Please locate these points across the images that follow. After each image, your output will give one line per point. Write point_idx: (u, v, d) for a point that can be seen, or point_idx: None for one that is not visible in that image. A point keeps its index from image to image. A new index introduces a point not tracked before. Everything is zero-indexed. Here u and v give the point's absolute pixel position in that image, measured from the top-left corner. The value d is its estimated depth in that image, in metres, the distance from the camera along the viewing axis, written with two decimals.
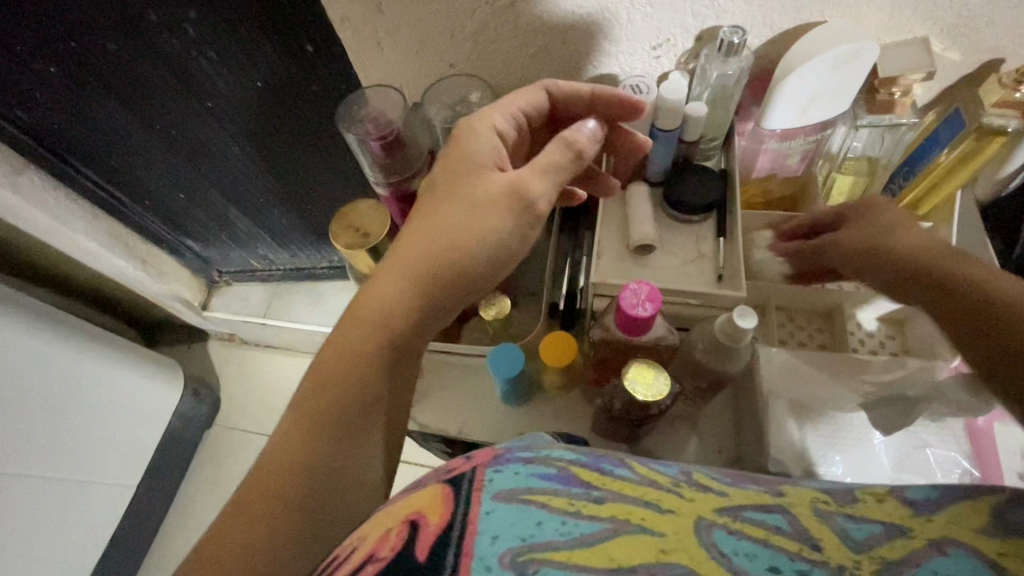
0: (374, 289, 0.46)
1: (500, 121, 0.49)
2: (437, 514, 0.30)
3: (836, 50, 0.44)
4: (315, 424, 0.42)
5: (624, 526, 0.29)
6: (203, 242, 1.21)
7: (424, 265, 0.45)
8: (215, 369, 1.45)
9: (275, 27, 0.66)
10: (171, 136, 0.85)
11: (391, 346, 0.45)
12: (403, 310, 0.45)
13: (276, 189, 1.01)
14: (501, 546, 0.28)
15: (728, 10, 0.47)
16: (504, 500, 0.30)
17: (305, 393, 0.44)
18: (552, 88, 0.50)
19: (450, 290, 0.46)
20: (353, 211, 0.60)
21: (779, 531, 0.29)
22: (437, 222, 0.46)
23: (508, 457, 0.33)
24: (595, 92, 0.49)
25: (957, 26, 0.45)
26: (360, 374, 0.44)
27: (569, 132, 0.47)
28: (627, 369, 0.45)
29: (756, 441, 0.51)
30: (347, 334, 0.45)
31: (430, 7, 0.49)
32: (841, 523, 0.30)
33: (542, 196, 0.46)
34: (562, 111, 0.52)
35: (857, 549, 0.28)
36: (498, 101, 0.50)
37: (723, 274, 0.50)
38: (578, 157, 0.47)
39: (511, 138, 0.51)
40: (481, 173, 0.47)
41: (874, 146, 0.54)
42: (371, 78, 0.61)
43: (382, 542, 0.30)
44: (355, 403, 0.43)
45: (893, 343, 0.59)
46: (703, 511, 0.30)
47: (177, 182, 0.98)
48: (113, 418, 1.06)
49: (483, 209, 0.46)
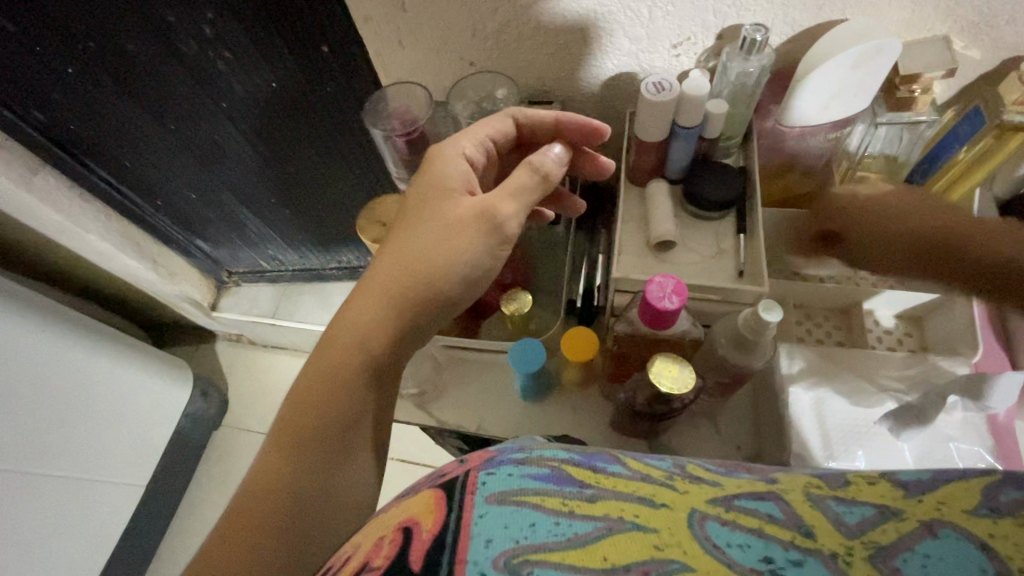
0: (353, 308, 0.46)
1: (469, 147, 0.50)
2: (430, 520, 0.30)
3: (862, 48, 0.44)
4: (297, 444, 0.43)
5: (618, 524, 0.28)
6: (213, 242, 1.22)
7: (403, 282, 0.46)
8: (224, 369, 1.45)
9: (292, 30, 0.66)
10: (184, 137, 0.86)
11: (370, 365, 0.46)
12: (379, 327, 0.46)
13: (284, 190, 1.01)
14: (497, 549, 0.27)
15: (750, 8, 0.47)
16: (497, 502, 0.29)
17: (288, 413, 0.45)
18: (517, 116, 0.52)
19: (429, 307, 0.46)
20: (378, 206, 0.61)
21: (772, 520, 0.28)
22: (412, 241, 0.47)
23: (500, 459, 0.33)
24: (561, 117, 0.51)
25: (978, 23, 0.46)
26: (345, 389, 0.45)
27: (536, 156, 0.48)
28: (653, 362, 0.45)
29: (777, 436, 0.51)
30: (328, 353, 0.46)
31: (452, 5, 0.50)
32: (833, 507, 0.29)
33: (512, 217, 0.47)
34: (528, 138, 0.54)
35: (850, 535, 0.27)
36: (464, 130, 0.51)
37: (744, 270, 0.50)
38: (545, 180, 0.48)
39: (480, 163, 0.51)
40: (452, 197, 0.47)
41: (893, 143, 0.55)
42: (392, 77, 0.61)
43: (375, 550, 0.30)
44: (338, 420, 0.44)
45: (911, 340, 0.59)
46: (697, 503, 0.30)
47: (189, 183, 0.99)
48: (123, 418, 1.06)
49: (459, 228, 0.46)
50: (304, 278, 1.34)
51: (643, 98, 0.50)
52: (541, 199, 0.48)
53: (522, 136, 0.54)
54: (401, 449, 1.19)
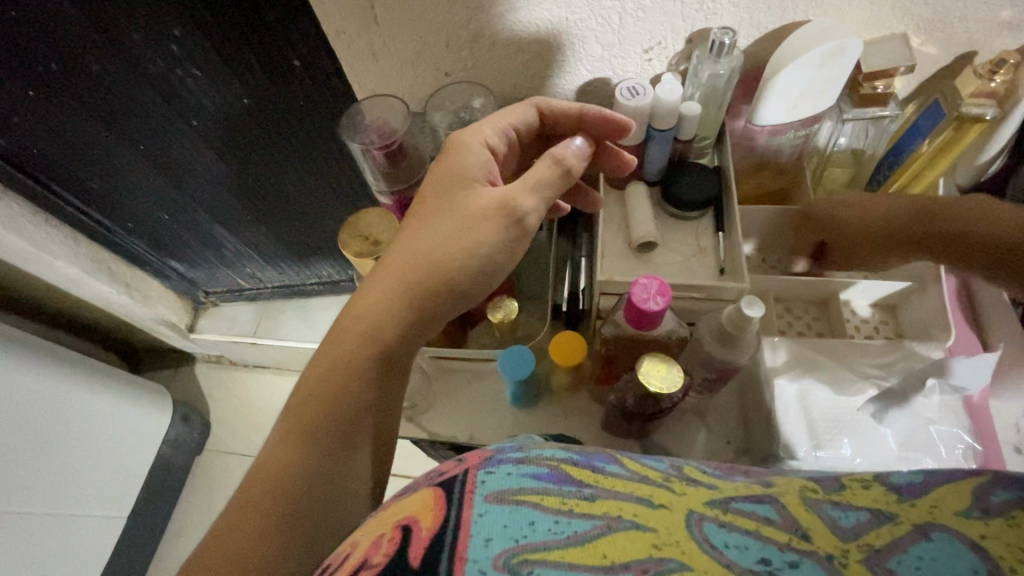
0: (369, 297, 0.46)
1: (491, 136, 0.50)
2: (429, 518, 0.29)
3: (825, 46, 0.46)
4: (307, 435, 0.43)
5: (616, 523, 0.28)
6: (189, 263, 1.19)
7: (415, 273, 0.46)
8: (204, 392, 1.42)
9: (262, 45, 0.65)
10: (156, 157, 0.85)
11: (383, 356, 0.45)
12: (390, 321, 0.45)
13: (259, 206, 1.00)
14: (496, 548, 0.27)
15: (716, 12, 0.48)
16: (496, 501, 0.29)
17: (298, 406, 0.44)
18: (541, 106, 0.52)
19: (442, 300, 0.46)
20: (358, 221, 0.59)
21: (768, 522, 0.29)
22: (427, 233, 0.47)
23: (499, 458, 0.33)
24: (585, 109, 0.50)
25: (933, 22, 0.48)
26: (356, 384, 0.44)
27: (558, 148, 0.48)
28: (642, 363, 0.45)
29: (764, 429, 0.52)
30: (340, 344, 0.45)
31: (424, 16, 0.50)
32: (828, 510, 0.29)
33: (534, 210, 0.47)
34: (549, 128, 0.54)
35: (845, 537, 0.27)
36: (489, 117, 0.51)
37: (725, 268, 0.51)
38: (567, 174, 0.48)
39: (501, 153, 0.52)
40: (474, 188, 0.48)
41: (859, 139, 0.57)
42: (367, 90, 0.61)
43: (374, 548, 0.29)
44: (346, 415, 0.44)
45: (888, 328, 0.61)
46: (694, 505, 0.30)
47: (162, 204, 0.97)
48: (100, 447, 1.02)
49: (475, 220, 0.46)
50: (283, 295, 1.32)
51: (619, 104, 0.51)
52: (562, 192, 0.48)
53: (545, 126, 0.54)
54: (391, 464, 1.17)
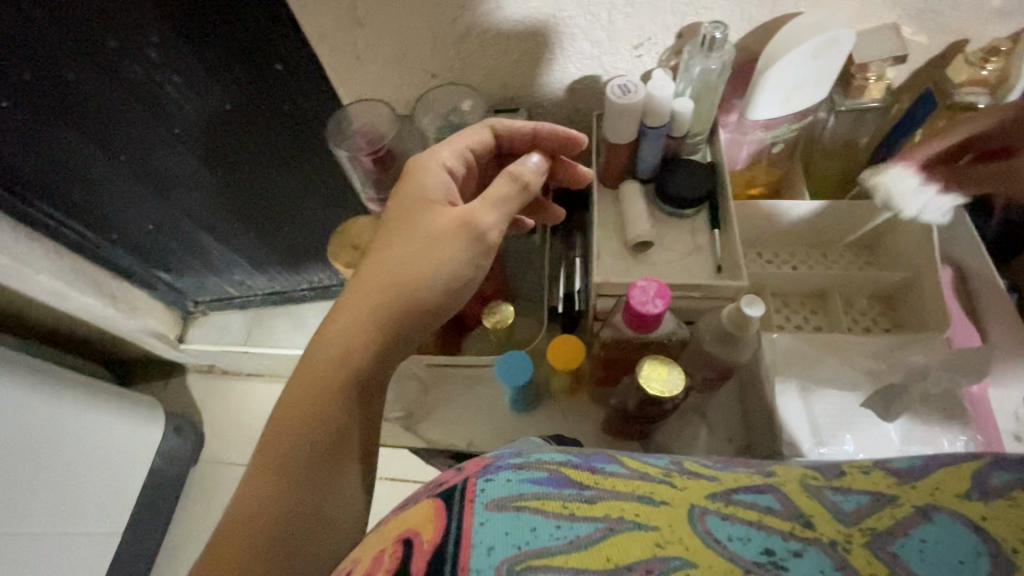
0: (337, 323, 0.45)
1: (449, 159, 0.50)
2: (430, 531, 0.28)
3: (818, 38, 0.45)
4: (281, 466, 0.41)
5: (619, 524, 0.27)
6: (177, 272, 1.17)
7: (385, 293, 0.45)
8: (197, 402, 1.40)
9: (244, 49, 0.64)
10: (137, 167, 0.83)
11: (357, 378, 0.44)
12: (362, 342, 0.44)
13: (246, 213, 0.98)
14: (499, 556, 0.26)
15: (706, 6, 0.48)
16: (497, 509, 0.28)
17: (271, 437, 0.43)
18: (495, 127, 0.51)
19: (412, 318, 0.46)
20: (349, 230, 0.58)
21: (771, 511, 0.28)
22: (394, 254, 0.46)
23: (498, 465, 0.31)
24: (538, 129, 0.51)
25: (924, 11, 0.47)
26: (328, 408, 0.43)
27: (514, 165, 0.47)
28: (642, 366, 0.44)
29: (766, 425, 0.52)
30: (311, 370, 0.44)
31: (410, 17, 0.49)
32: (830, 495, 0.29)
33: (494, 227, 0.46)
34: (507, 148, 0.54)
35: (847, 522, 0.27)
36: (445, 141, 0.51)
37: (722, 265, 0.51)
38: (525, 189, 0.47)
39: (460, 174, 0.51)
40: (437, 208, 0.47)
41: (853, 130, 0.56)
42: (353, 94, 0.60)
43: (376, 565, 0.29)
44: (324, 440, 0.43)
45: (886, 319, 0.60)
46: (696, 499, 0.30)
47: (148, 214, 0.95)
48: (92, 464, 1.00)
49: (441, 238, 0.46)
50: (275, 302, 1.31)
51: (610, 100, 0.49)
52: (521, 208, 0.48)
53: (502, 146, 0.54)
54: (390, 469, 1.16)
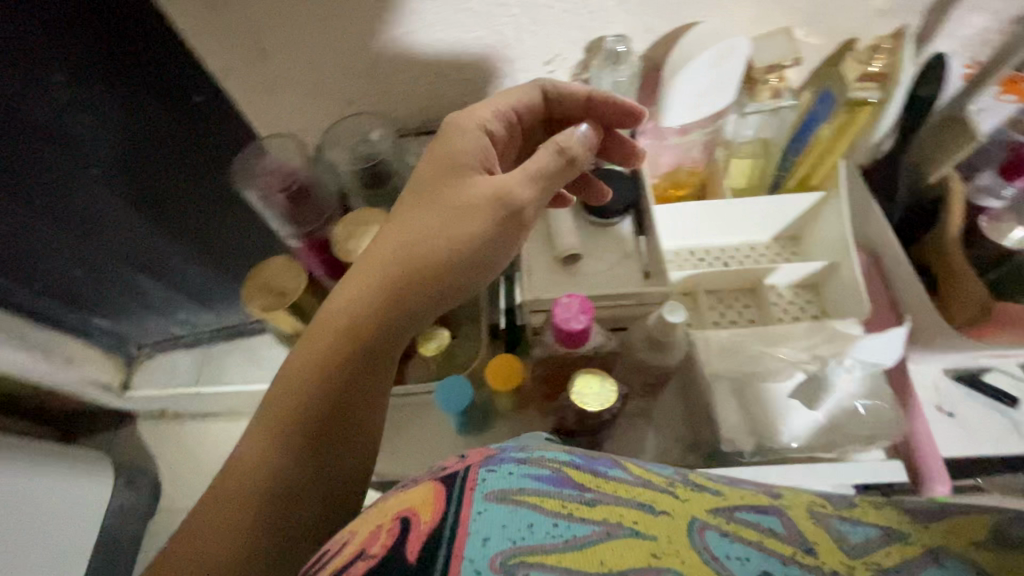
0: (350, 289, 0.45)
1: (490, 119, 0.48)
2: (429, 511, 0.27)
3: (718, 46, 0.47)
4: (284, 428, 0.43)
5: (616, 529, 0.26)
6: (114, 317, 1.08)
7: (401, 267, 0.44)
8: (149, 450, 1.33)
9: (159, 82, 0.60)
10: (58, 217, 0.73)
11: (363, 352, 0.44)
12: (372, 315, 0.44)
13: (189, 252, 0.90)
14: (494, 548, 0.24)
15: (610, 20, 0.48)
16: (497, 500, 0.27)
17: (279, 396, 0.44)
18: (547, 88, 0.49)
19: (425, 293, 0.45)
20: (263, 272, 0.54)
21: (774, 534, 0.27)
22: (416, 224, 0.45)
23: (502, 456, 0.30)
24: (593, 96, 0.49)
25: (813, 14, 0.50)
26: (331, 382, 0.44)
27: (562, 136, 0.44)
28: (573, 381, 0.44)
29: (705, 422, 0.53)
30: (322, 335, 0.44)
31: (316, 47, 0.48)
32: (837, 526, 0.28)
33: (530, 203, 0.44)
34: (555, 114, 0.51)
35: (852, 554, 0.26)
36: (489, 99, 0.49)
37: (649, 271, 0.52)
38: (570, 164, 0.45)
39: (500, 137, 0.49)
40: (468, 175, 0.46)
41: (763, 129, 0.59)
42: (267, 125, 0.58)
43: (372, 538, 0.27)
44: (328, 409, 0.44)
45: (813, 306, 0.62)
46: (698, 511, 0.29)
47: (77, 266, 0.84)
48: (43, 530, 0.94)
49: (464, 212, 0.45)
50: (225, 337, 1.24)
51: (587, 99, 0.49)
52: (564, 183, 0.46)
53: (549, 111, 0.51)
54: None
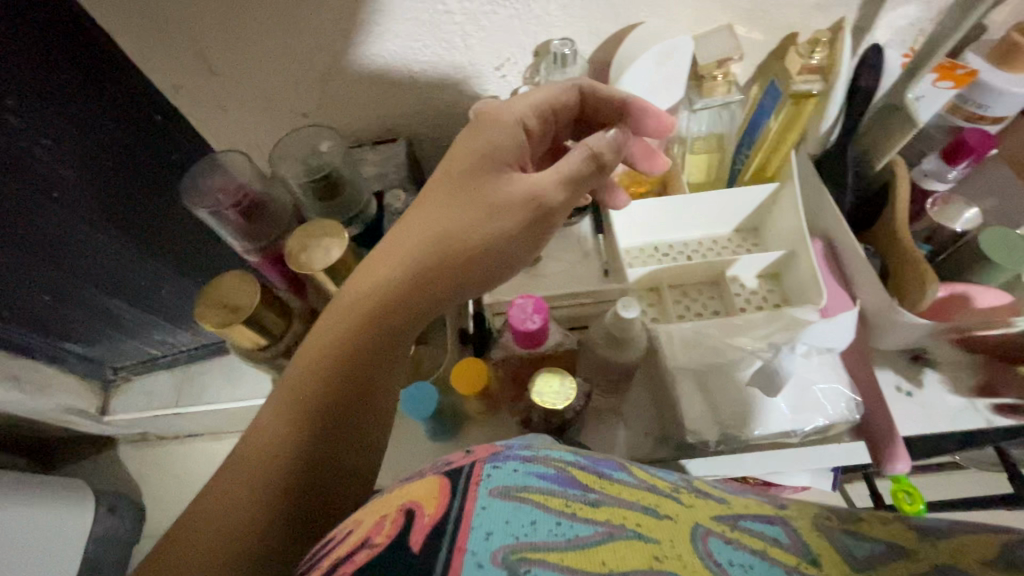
0: (381, 271, 0.43)
1: (527, 114, 0.46)
2: (433, 505, 0.26)
3: (658, 47, 0.49)
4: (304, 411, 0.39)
5: (618, 530, 0.25)
6: (88, 342, 1.04)
7: (436, 251, 0.43)
8: (134, 475, 1.31)
9: (114, 95, 0.58)
10: (23, 257, 0.66)
11: (391, 337, 0.42)
12: (402, 300, 0.43)
13: (166, 275, 0.85)
14: (496, 542, 0.24)
15: (555, 24, 0.49)
16: (501, 496, 0.26)
17: (298, 378, 0.40)
18: (584, 88, 0.48)
19: (454, 281, 0.44)
20: (214, 288, 0.53)
21: (777, 544, 0.26)
22: (452, 212, 0.44)
23: (507, 454, 0.29)
24: (630, 100, 0.47)
25: (750, 11, 0.52)
26: (359, 365, 0.41)
27: (594, 141, 0.44)
28: (533, 382, 0.45)
29: (673, 415, 0.54)
30: (349, 317, 0.42)
31: (265, 63, 0.49)
32: (843, 540, 0.27)
33: (560, 206, 0.45)
34: (590, 114, 0.50)
35: (856, 566, 0.25)
36: (526, 94, 0.47)
37: (609, 268, 0.55)
38: (601, 169, 0.45)
39: (535, 134, 0.48)
40: (506, 170, 0.45)
41: (716, 123, 0.59)
42: (222, 141, 0.58)
43: (376, 528, 0.26)
44: (350, 393, 0.41)
45: (774, 295, 0.63)
46: (701, 518, 0.28)
47: (44, 309, 0.77)
48: (25, 562, 0.91)
49: (503, 204, 0.44)
50: (204, 355, 1.21)
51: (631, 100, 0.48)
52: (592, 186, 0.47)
53: (584, 110, 0.50)
54: None
